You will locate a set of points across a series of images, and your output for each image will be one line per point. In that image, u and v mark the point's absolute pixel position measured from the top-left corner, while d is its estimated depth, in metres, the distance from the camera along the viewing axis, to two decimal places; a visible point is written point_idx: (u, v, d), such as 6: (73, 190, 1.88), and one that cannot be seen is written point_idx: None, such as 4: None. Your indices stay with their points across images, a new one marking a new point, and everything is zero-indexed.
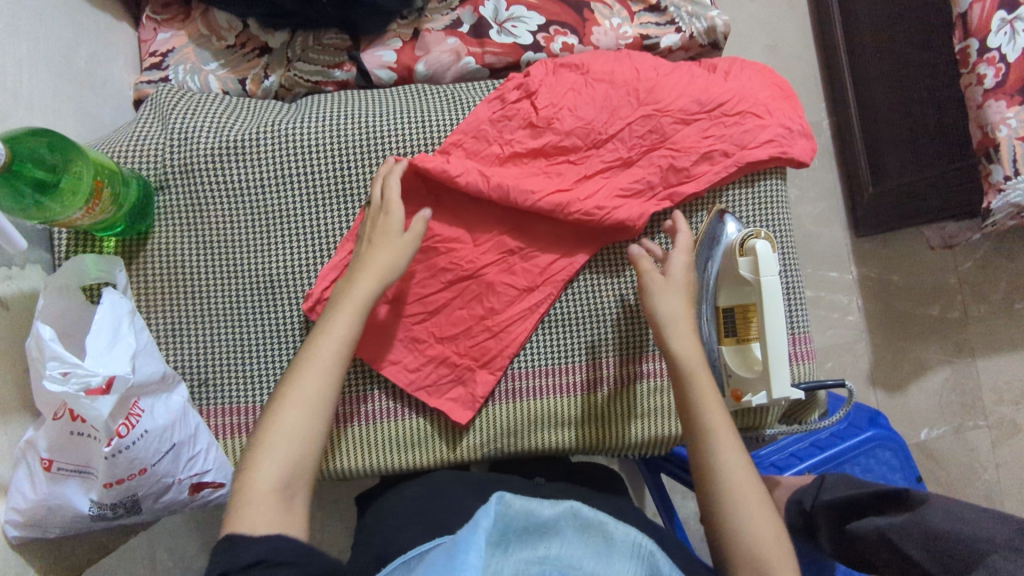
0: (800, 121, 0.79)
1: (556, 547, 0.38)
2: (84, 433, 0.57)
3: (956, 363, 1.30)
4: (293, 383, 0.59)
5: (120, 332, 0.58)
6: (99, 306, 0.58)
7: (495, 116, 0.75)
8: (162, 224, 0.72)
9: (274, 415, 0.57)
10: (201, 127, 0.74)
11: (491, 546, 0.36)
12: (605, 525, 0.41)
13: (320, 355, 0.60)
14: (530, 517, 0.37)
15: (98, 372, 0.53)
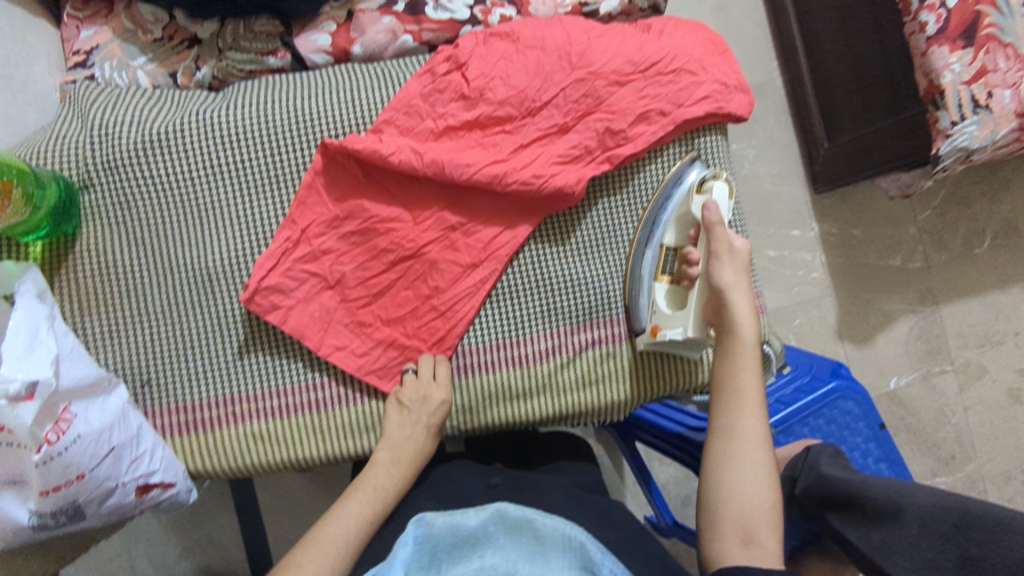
0: (735, 76, 0.78)
1: (488, 556, 0.46)
2: (15, 443, 0.54)
3: (920, 311, 1.32)
4: (314, 538, 0.57)
5: (37, 337, 0.56)
6: (13, 312, 0.56)
7: (426, 89, 0.73)
8: (89, 225, 0.70)
9: (291, 562, 0.54)
10: (122, 121, 0.71)
11: (422, 567, 0.46)
12: (532, 523, 0.49)
13: (343, 515, 0.59)
14: (455, 532, 0.48)
15: (17, 378, 0.52)
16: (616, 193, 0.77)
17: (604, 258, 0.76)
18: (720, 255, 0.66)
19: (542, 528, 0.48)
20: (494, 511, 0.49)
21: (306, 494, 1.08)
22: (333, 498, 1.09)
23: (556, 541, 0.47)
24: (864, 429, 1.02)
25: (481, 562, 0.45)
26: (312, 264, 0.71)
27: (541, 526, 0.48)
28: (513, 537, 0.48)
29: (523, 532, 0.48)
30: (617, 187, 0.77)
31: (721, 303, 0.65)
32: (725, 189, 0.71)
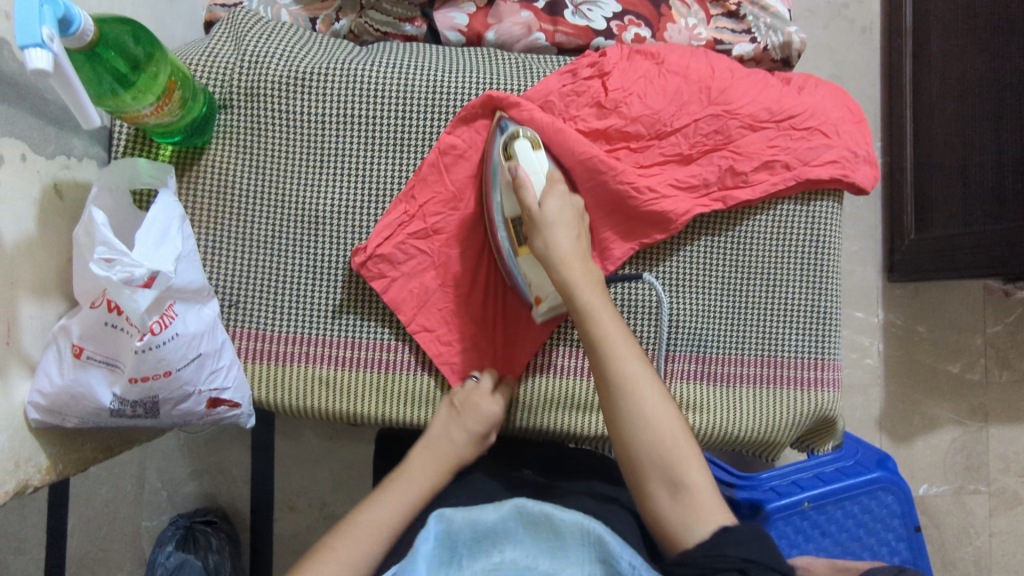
0: (866, 148, 0.77)
1: (509, 552, 0.45)
2: (118, 327, 0.57)
3: (966, 425, 1.28)
4: (351, 522, 0.58)
5: (169, 233, 0.59)
6: (154, 205, 0.60)
7: (565, 88, 0.74)
8: (219, 141, 0.73)
9: (325, 547, 0.55)
10: (273, 51, 0.74)
11: (443, 563, 0.44)
12: (552, 520, 0.46)
13: (384, 502, 0.61)
14: (474, 528, 0.46)
15: (143, 265, 0.54)
16: (724, 235, 0.76)
17: (694, 294, 0.76)
18: (543, 230, 0.65)
19: (560, 522, 0.46)
20: (515, 505, 0.47)
21: (322, 450, 1.10)
22: (347, 460, 1.11)
23: (572, 535, 0.46)
24: (899, 526, 1.00)
25: (500, 557, 0.45)
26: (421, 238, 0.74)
27: (559, 521, 0.46)
28: (531, 531, 0.46)
29: (543, 528, 0.46)
30: (726, 228, 0.76)
31: (557, 269, 0.64)
32: (526, 143, 0.69)
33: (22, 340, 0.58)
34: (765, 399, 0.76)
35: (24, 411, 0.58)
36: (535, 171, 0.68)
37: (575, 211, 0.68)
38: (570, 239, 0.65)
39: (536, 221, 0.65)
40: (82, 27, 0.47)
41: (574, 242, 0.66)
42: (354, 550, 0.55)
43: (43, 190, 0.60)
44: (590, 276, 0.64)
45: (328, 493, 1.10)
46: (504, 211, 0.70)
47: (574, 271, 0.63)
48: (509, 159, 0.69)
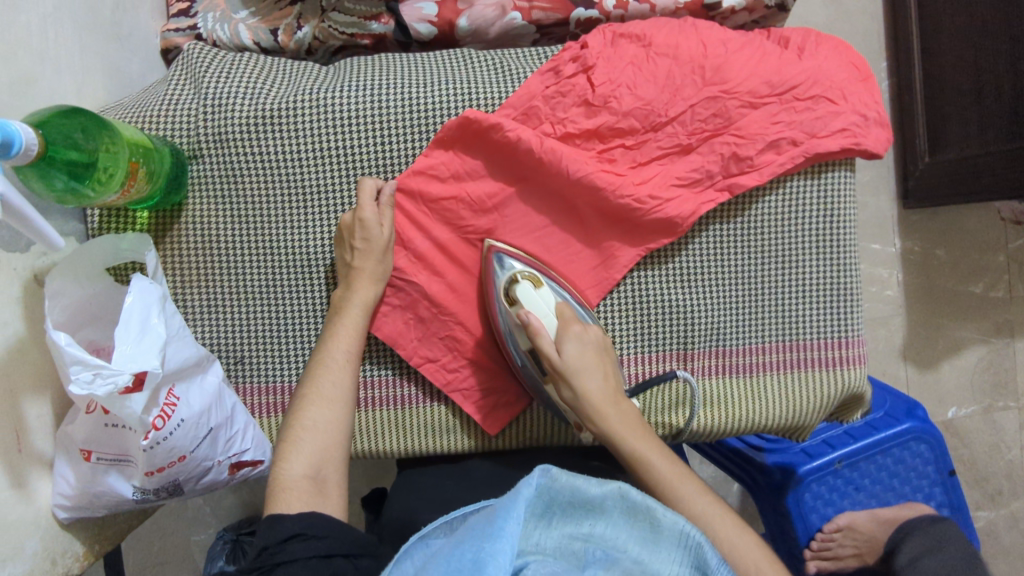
0: (877, 108, 0.72)
1: (597, 527, 0.44)
2: (118, 424, 0.57)
3: (992, 342, 1.26)
4: (312, 387, 0.64)
5: (149, 321, 0.57)
6: (130, 292, 0.56)
7: (549, 90, 0.70)
8: (196, 196, 0.71)
9: (303, 412, 0.62)
10: (236, 92, 0.70)
11: (535, 515, 0.44)
12: (652, 512, 0.45)
13: (331, 357, 0.65)
14: (574, 494, 0.45)
15: (126, 370, 0.53)
16: (732, 221, 0.73)
17: (708, 288, 0.74)
18: (572, 379, 0.64)
19: (662, 519, 0.45)
20: (618, 487, 0.45)
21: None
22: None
23: (671, 536, 0.44)
24: (931, 471, 1.00)
25: (590, 529, 0.44)
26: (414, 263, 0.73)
27: (660, 517, 0.45)
28: (629, 519, 0.45)
29: (642, 517, 0.45)
30: (735, 214, 0.73)
31: (594, 414, 0.64)
32: (528, 283, 0.67)
33: (32, 442, 0.58)
34: (792, 385, 0.74)
35: (52, 512, 0.59)
36: (545, 314, 0.67)
37: (596, 349, 0.66)
38: (600, 384, 0.64)
39: (561, 373, 0.64)
40: (24, 144, 0.44)
41: (605, 387, 0.65)
42: (327, 419, 0.62)
43: (24, 287, 0.58)
44: (625, 417, 0.64)
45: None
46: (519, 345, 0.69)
47: (613, 417, 0.63)
48: (513, 303, 0.68)
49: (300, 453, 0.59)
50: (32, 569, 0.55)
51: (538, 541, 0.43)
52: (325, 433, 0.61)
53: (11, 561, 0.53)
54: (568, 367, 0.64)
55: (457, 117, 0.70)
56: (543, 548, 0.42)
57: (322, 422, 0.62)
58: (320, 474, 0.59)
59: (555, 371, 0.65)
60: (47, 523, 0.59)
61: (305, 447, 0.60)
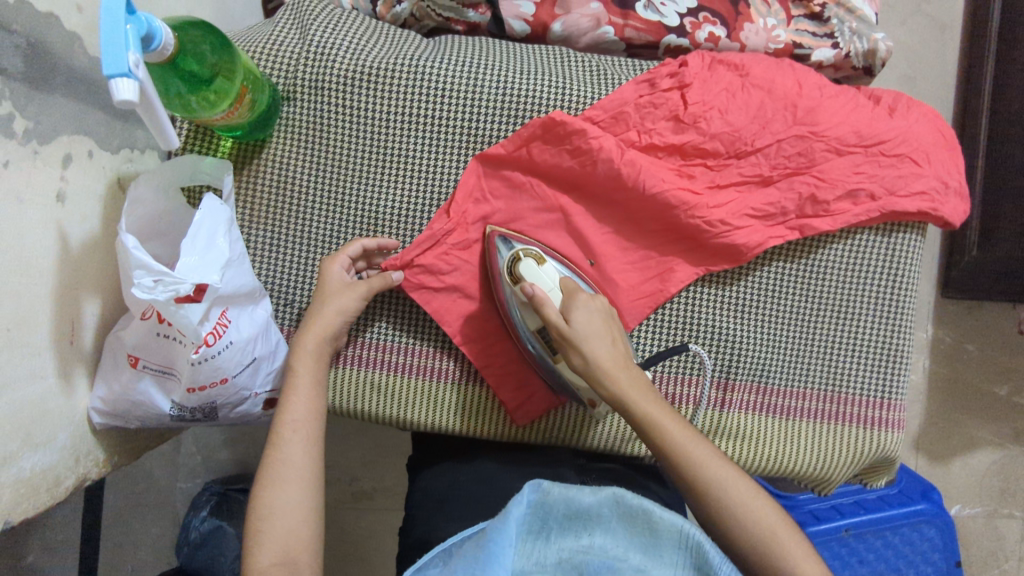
0: (958, 178, 0.73)
1: (598, 537, 0.46)
2: (170, 337, 0.57)
3: (1008, 448, 1.20)
4: (272, 462, 0.57)
5: (214, 239, 0.58)
6: (199, 208, 0.58)
7: (642, 99, 0.71)
8: (281, 137, 0.72)
9: (260, 494, 0.56)
10: (340, 45, 0.72)
11: (531, 533, 0.46)
12: (649, 516, 0.46)
13: (292, 416, 0.60)
14: (569, 506, 0.46)
15: (188, 280, 0.53)
16: (794, 263, 0.73)
17: (760, 322, 0.74)
18: (576, 344, 0.61)
19: (659, 521, 0.46)
20: (613, 492, 0.47)
21: (355, 427, 1.10)
22: (375, 439, 1.11)
23: (670, 536, 0.45)
24: (937, 562, 0.95)
25: (590, 540, 0.46)
26: (425, 248, 0.72)
27: (658, 519, 0.46)
28: (627, 522, 0.46)
29: (639, 520, 0.46)
30: (800, 254, 0.73)
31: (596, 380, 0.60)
32: (530, 260, 0.66)
33: (87, 339, 0.58)
34: (826, 435, 0.74)
35: (88, 416, 0.59)
36: (550, 288, 0.65)
37: (604, 315, 0.63)
38: (608, 348, 0.61)
39: (567, 338, 0.61)
40: (163, 42, 0.46)
41: (613, 349, 0.62)
42: (296, 495, 0.56)
43: (107, 183, 0.59)
44: (636, 380, 0.60)
45: (356, 469, 1.10)
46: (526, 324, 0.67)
47: (621, 380, 0.60)
48: (518, 282, 0.67)
49: (265, 544, 0.53)
50: (58, 462, 0.54)
51: (538, 559, 0.45)
52: (291, 517, 0.55)
53: (42, 449, 0.52)
54: (576, 329, 0.61)
55: (540, 118, 0.71)
56: (547, 567, 0.45)
57: (291, 504, 0.55)
58: (291, 555, 0.53)
59: (569, 352, 0.62)
60: (81, 424, 0.58)
61: (273, 536, 0.53)
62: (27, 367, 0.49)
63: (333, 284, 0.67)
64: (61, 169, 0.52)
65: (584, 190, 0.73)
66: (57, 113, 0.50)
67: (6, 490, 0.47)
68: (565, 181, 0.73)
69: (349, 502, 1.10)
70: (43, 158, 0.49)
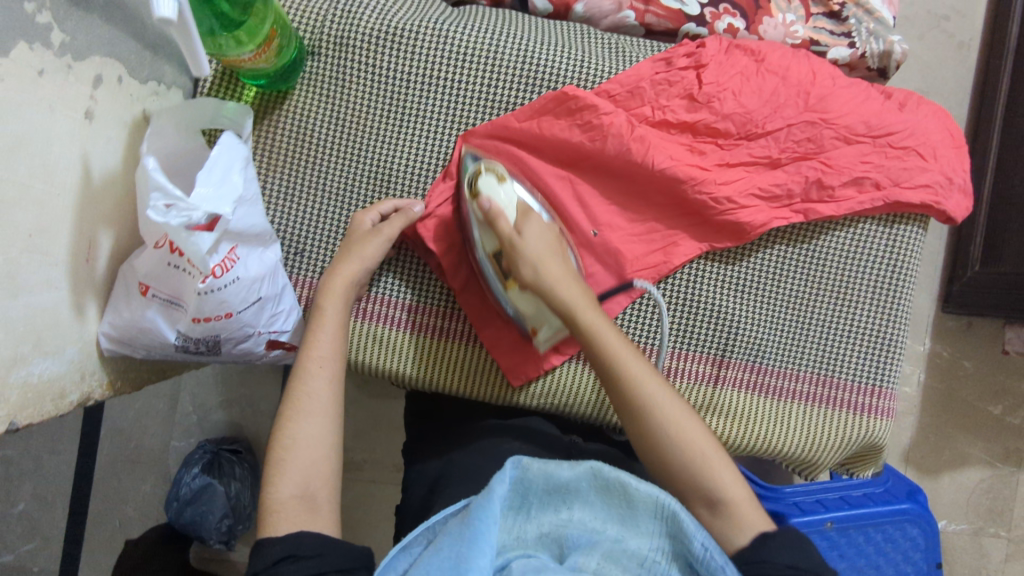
0: (963, 176, 0.74)
1: (577, 511, 0.48)
2: (179, 267, 0.58)
3: (997, 467, 1.20)
4: (297, 397, 0.58)
5: (229, 173, 0.60)
6: (216, 145, 0.60)
7: (658, 76, 0.73)
8: (304, 89, 0.74)
9: (284, 427, 0.57)
10: (367, 4, 0.74)
11: (514, 507, 0.49)
12: (626, 489, 0.47)
13: (320, 351, 0.61)
14: (548, 481, 0.48)
15: (200, 209, 0.54)
16: (797, 246, 0.74)
17: (759, 303, 0.75)
18: (527, 258, 0.62)
19: (635, 495, 0.47)
20: (591, 467, 0.48)
21: (352, 398, 1.11)
22: (370, 411, 1.12)
23: (646, 509, 0.47)
24: (919, 562, 0.95)
25: (568, 514, 0.48)
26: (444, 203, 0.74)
27: (634, 494, 0.47)
28: (604, 496, 0.48)
29: (615, 495, 0.47)
30: (803, 238, 0.74)
31: (547, 296, 0.62)
32: (490, 175, 0.66)
33: (103, 262, 0.60)
34: (816, 419, 0.75)
35: (97, 341, 0.60)
36: (507, 204, 0.66)
37: (555, 233, 0.66)
38: (558, 264, 0.63)
39: (518, 250, 0.62)
40: None
41: (564, 266, 0.63)
42: (321, 427, 0.57)
43: (133, 114, 0.60)
44: (585, 297, 0.63)
45: (349, 437, 1.12)
46: (484, 247, 0.68)
47: (569, 292, 0.62)
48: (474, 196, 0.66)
49: (288, 474, 0.54)
50: (65, 374, 0.55)
51: (519, 534, 0.47)
52: (314, 450, 0.56)
53: (52, 357, 0.53)
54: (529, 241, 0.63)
55: (555, 91, 0.73)
56: (528, 541, 0.47)
57: (314, 434, 0.56)
58: (310, 489, 0.54)
59: (521, 267, 0.63)
60: (91, 345, 0.60)
61: (293, 466, 0.54)
62: (45, 274, 0.50)
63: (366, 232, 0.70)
64: (91, 88, 0.53)
65: (592, 166, 0.74)
66: (92, 33, 0.52)
67: (16, 390, 0.49)
68: (572, 157, 0.74)
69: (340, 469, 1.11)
70: (76, 74, 0.51)
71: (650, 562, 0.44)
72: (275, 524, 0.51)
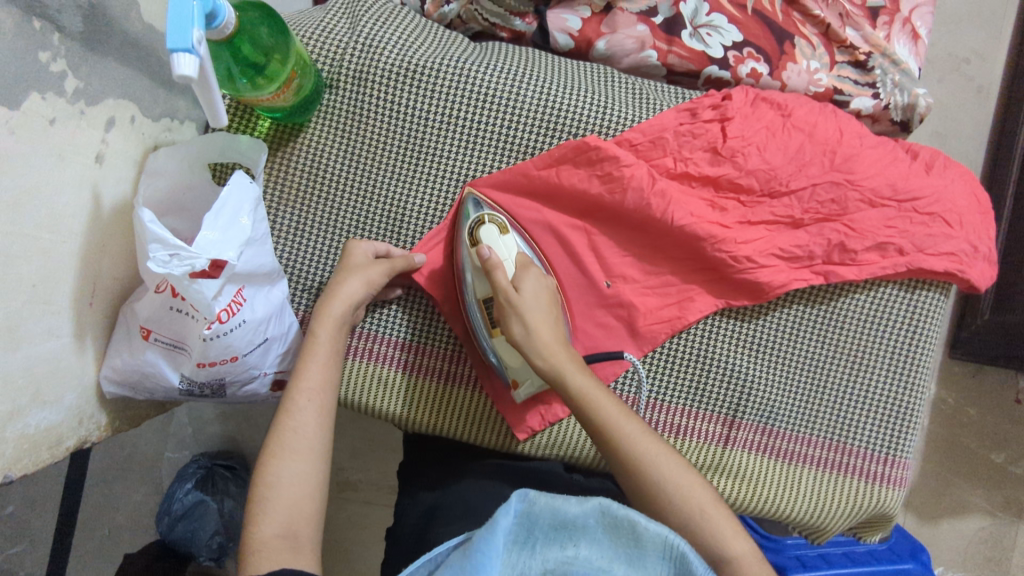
0: (988, 245, 0.72)
1: (583, 549, 0.42)
2: (183, 311, 0.57)
3: (997, 516, 1.16)
4: (282, 431, 0.56)
5: (238, 215, 0.58)
6: (226, 186, 0.58)
7: (683, 127, 0.71)
8: (319, 124, 0.72)
9: (267, 463, 0.54)
10: (387, 41, 0.72)
11: (517, 542, 0.42)
12: (635, 527, 0.42)
13: (309, 385, 0.59)
14: (555, 516, 0.42)
15: (203, 257, 0.52)
16: (815, 308, 0.73)
17: (774, 364, 0.73)
18: (517, 314, 0.61)
19: (644, 532, 0.42)
20: (600, 502, 0.42)
21: (347, 419, 1.09)
22: (365, 433, 1.10)
23: (654, 544, 0.42)
24: None
25: (573, 551, 0.41)
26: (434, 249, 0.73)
27: (643, 530, 0.42)
28: (612, 533, 0.42)
29: (624, 531, 0.42)
30: (822, 300, 0.73)
31: (532, 351, 0.61)
32: (491, 227, 0.66)
33: (106, 303, 0.58)
34: (827, 485, 0.73)
35: (98, 385, 0.58)
36: (506, 257, 0.65)
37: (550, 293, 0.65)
38: (549, 327, 0.62)
39: (513, 305, 0.62)
40: (225, 21, 0.47)
41: (554, 328, 0.62)
42: (304, 463, 0.55)
43: (145, 151, 0.59)
44: (575, 360, 0.61)
45: (344, 459, 1.10)
46: (475, 292, 0.68)
47: (557, 359, 0.60)
48: (475, 244, 0.67)
49: (270, 511, 0.52)
50: (62, 421, 0.54)
51: (522, 570, 0.40)
52: (298, 488, 0.54)
53: (49, 407, 0.51)
54: (524, 294, 0.62)
55: (575, 141, 0.71)
56: None
57: (297, 474, 0.54)
58: (292, 527, 0.52)
59: (511, 317, 0.62)
60: (91, 388, 0.58)
61: (276, 504, 0.52)
62: (47, 324, 0.49)
63: (359, 263, 0.67)
64: (103, 131, 0.52)
65: (607, 216, 0.73)
66: (107, 76, 0.51)
67: (12, 444, 0.47)
68: (589, 206, 0.73)
69: (334, 491, 1.09)
70: (88, 119, 0.50)
71: None
72: (254, 563, 0.49)
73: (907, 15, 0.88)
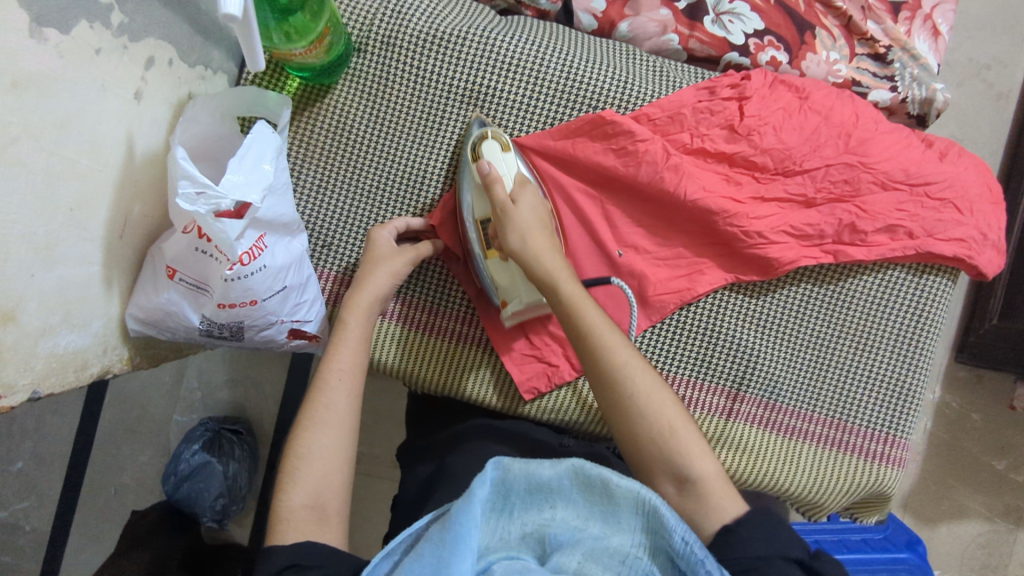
0: (998, 234, 0.73)
1: (560, 511, 0.42)
2: (207, 253, 0.58)
3: (995, 522, 1.15)
4: (316, 409, 0.58)
5: (260, 161, 0.60)
6: (251, 132, 0.60)
7: (700, 104, 0.73)
8: (346, 85, 0.74)
9: (301, 438, 0.56)
10: (416, 7, 0.74)
11: (494, 509, 0.42)
12: (608, 486, 0.42)
13: (341, 366, 0.61)
14: (530, 481, 0.42)
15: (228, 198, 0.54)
16: (823, 287, 0.74)
17: (780, 341, 0.75)
18: (515, 224, 0.64)
19: (617, 491, 0.42)
20: (573, 464, 0.42)
21: None
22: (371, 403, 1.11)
23: (627, 503, 0.42)
24: None
25: (551, 513, 0.42)
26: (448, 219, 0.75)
27: (616, 489, 0.42)
28: (586, 493, 0.42)
29: (598, 492, 0.42)
30: (831, 280, 0.74)
31: (526, 258, 0.64)
32: (493, 144, 0.69)
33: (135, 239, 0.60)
34: (827, 461, 0.75)
35: (124, 323, 0.61)
36: (504, 173, 0.68)
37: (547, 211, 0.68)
38: (544, 237, 0.65)
39: (509, 216, 0.65)
40: None
41: (549, 242, 0.65)
42: (336, 439, 0.56)
43: (180, 96, 0.61)
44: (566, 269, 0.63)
45: None
46: (474, 212, 0.71)
47: (552, 263, 0.63)
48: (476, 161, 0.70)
49: (301, 484, 0.53)
50: (89, 347, 0.56)
51: (501, 535, 0.41)
52: (329, 461, 0.55)
53: (77, 331, 0.54)
54: (521, 207, 0.65)
55: (592, 113, 0.73)
56: (510, 544, 0.41)
57: (328, 448, 0.56)
58: (321, 499, 0.53)
59: (506, 228, 0.65)
60: (117, 321, 0.60)
61: (307, 478, 0.54)
62: (81, 249, 0.51)
63: (384, 251, 0.69)
64: (143, 69, 0.54)
65: (621, 188, 0.74)
66: (149, 16, 0.53)
67: (42, 359, 0.49)
68: (604, 179, 0.74)
69: None
70: (130, 55, 0.52)
71: (632, 560, 0.40)
72: (282, 532, 0.51)
73: (929, 12, 0.88)
